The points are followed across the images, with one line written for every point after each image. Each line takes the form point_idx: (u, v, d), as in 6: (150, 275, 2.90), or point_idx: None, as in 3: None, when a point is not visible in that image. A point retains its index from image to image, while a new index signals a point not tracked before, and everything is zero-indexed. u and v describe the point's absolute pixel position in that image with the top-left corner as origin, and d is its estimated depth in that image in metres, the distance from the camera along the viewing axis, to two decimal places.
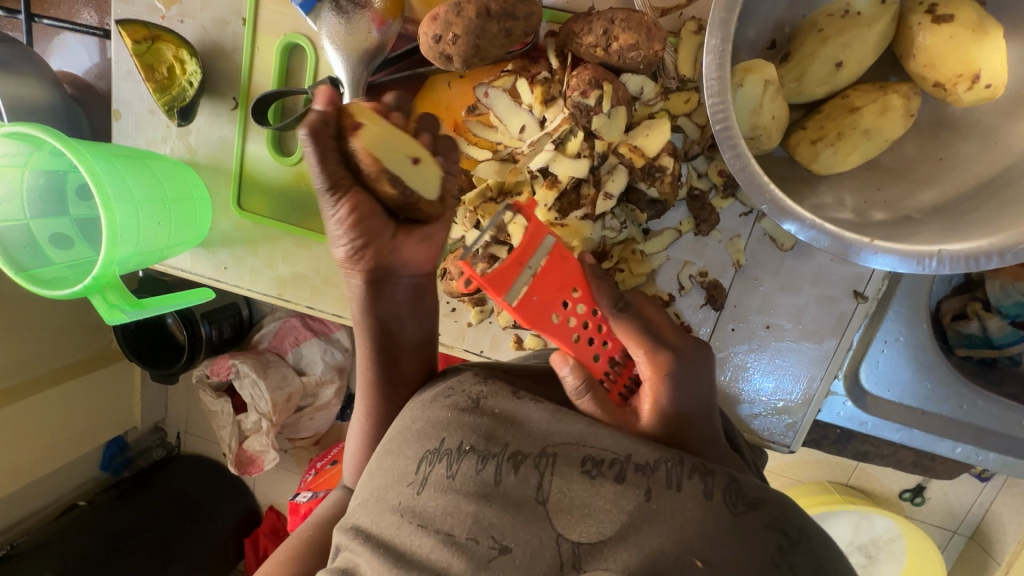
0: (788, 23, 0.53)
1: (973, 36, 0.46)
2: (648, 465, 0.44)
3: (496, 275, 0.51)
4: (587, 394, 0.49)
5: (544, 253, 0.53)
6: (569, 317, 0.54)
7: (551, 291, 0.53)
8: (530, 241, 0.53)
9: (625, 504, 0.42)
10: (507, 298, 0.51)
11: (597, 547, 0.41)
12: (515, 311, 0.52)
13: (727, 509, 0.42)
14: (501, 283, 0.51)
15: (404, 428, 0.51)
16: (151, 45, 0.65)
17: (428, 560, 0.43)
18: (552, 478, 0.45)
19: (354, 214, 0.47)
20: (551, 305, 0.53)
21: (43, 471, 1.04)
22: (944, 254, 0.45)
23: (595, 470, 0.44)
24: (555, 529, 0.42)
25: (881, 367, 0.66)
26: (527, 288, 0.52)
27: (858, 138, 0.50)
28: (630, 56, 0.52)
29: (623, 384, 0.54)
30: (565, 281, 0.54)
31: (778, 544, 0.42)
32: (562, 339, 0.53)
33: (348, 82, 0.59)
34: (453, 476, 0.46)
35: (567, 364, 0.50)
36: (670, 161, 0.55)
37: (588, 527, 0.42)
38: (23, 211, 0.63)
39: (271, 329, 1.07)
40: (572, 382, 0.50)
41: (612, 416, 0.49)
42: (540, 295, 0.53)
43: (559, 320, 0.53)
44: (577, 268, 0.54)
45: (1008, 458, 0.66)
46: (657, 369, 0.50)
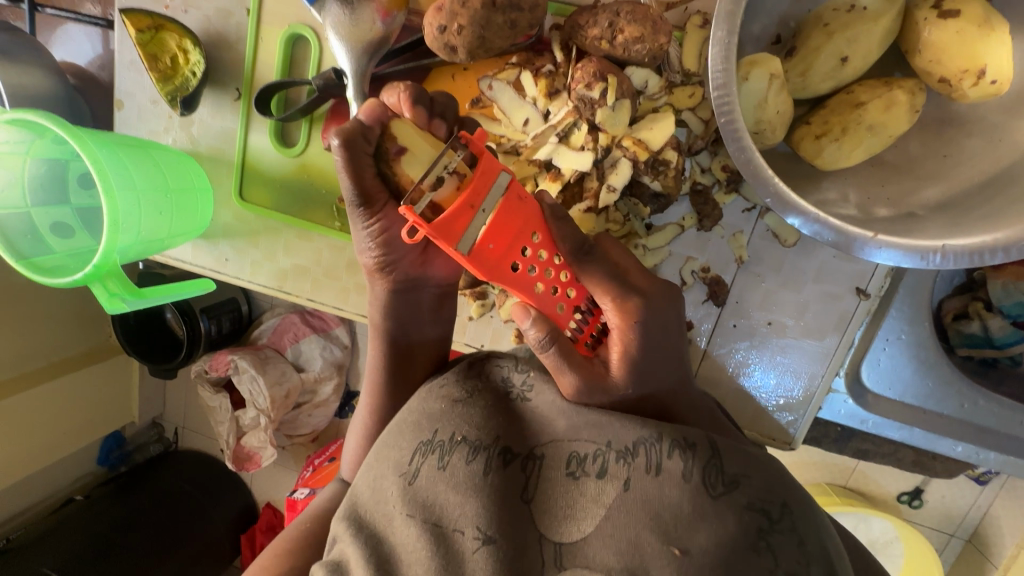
0: (793, 18, 0.53)
1: (980, 32, 0.46)
2: (633, 456, 0.44)
3: (444, 223, 0.42)
4: (553, 349, 0.45)
5: (497, 197, 0.45)
6: (529, 263, 0.48)
7: (507, 237, 0.46)
8: (483, 180, 0.44)
9: (610, 499, 0.42)
10: (460, 248, 0.43)
11: (580, 545, 0.42)
12: (470, 262, 0.44)
13: (705, 491, 0.42)
14: (451, 231, 0.43)
15: (400, 419, 0.51)
16: (155, 35, 0.66)
17: (416, 552, 0.44)
18: (540, 478, 0.45)
19: (383, 231, 0.50)
20: (508, 256, 0.46)
21: (39, 464, 1.04)
22: (948, 249, 0.45)
23: (578, 471, 0.44)
24: (539, 529, 0.43)
25: (882, 365, 0.65)
26: (482, 236, 0.44)
27: (863, 134, 0.50)
28: (635, 49, 0.51)
29: (591, 331, 0.51)
30: (518, 229, 0.47)
31: (758, 527, 0.42)
32: (523, 289, 0.47)
33: (352, 73, 0.59)
34: (444, 468, 0.46)
35: (528, 316, 0.45)
36: (674, 154, 0.55)
37: (570, 528, 0.42)
38: (24, 200, 0.63)
39: (270, 324, 1.07)
40: (535, 337, 0.45)
41: (585, 376, 0.46)
42: (496, 244, 0.45)
43: (518, 271, 0.47)
44: (536, 211, 0.47)
45: (1009, 458, 0.66)
46: (625, 315, 0.48)
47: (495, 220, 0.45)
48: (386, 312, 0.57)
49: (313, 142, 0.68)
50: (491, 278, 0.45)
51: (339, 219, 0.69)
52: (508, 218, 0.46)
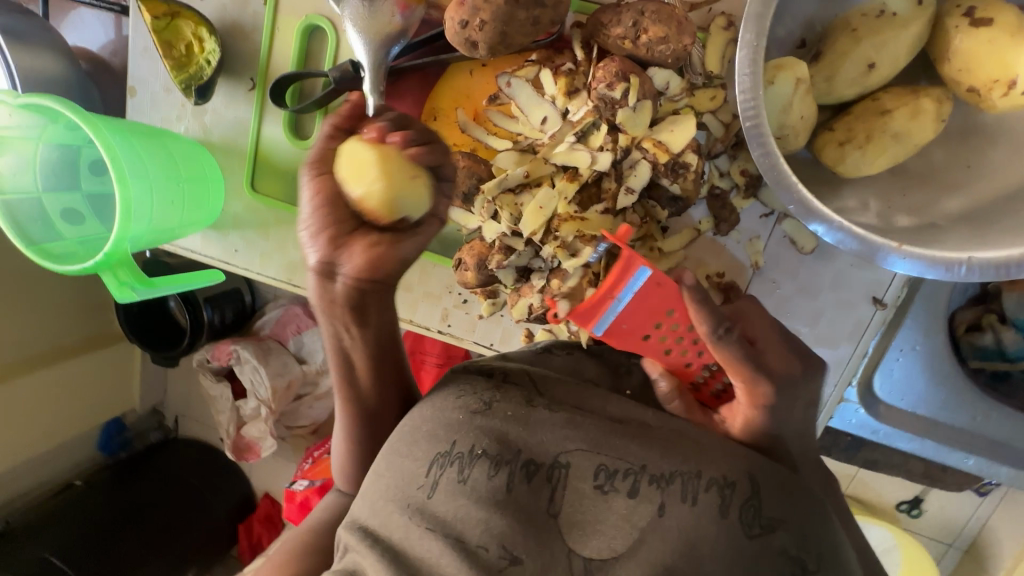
0: (820, 22, 0.52)
1: (1012, 41, 0.45)
2: (666, 483, 0.44)
3: (582, 312, 0.53)
4: (677, 400, 0.54)
5: (636, 288, 0.51)
6: (668, 335, 0.54)
7: (643, 317, 0.53)
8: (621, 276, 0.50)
9: (642, 520, 0.43)
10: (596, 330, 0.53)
11: (611, 564, 0.42)
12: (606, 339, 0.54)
13: (740, 530, 0.42)
14: (587, 318, 0.53)
15: (414, 426, 0.48)
16: (171, 22, 0.65)
17: (434, 567, 0.43)
18: (564, 491, 0.44)
19: (319, 193, 0.48)
20: (641, 333, 0.54)
21: (40, 447, 1.04)
22: (973, 261, 0.44)
23: (607, 486, 0.44)
24: (566, 543, 0.43)
25: (896, 375, 0.65)
26: (621, 319, 0.52)
27: (888, 141, 0.49)
28: (659, 49, 0.51)
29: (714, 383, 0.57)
30: (657, 306, 0.52)
31: (791, 572, 0.42)
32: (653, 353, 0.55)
33: (368, 66, 0.57)
34: (465, 482, 0.44)
35: (659, 372, 0.56)
36: (695, 158, 0.54)
37: (601, 544, 0.42)
38: (35, 184, 0.63)
39: (272, 316, 1.06)
40: (664, 389, 0.55)
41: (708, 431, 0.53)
42: (632, 322, 0.53)
43: (652, 339, 0.54)
44: (673, 291, 0.51)
45: (1018, 472, 0.66)
46: (751, 396, 0.52)
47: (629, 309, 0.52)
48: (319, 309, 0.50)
49: None
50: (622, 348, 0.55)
51: None
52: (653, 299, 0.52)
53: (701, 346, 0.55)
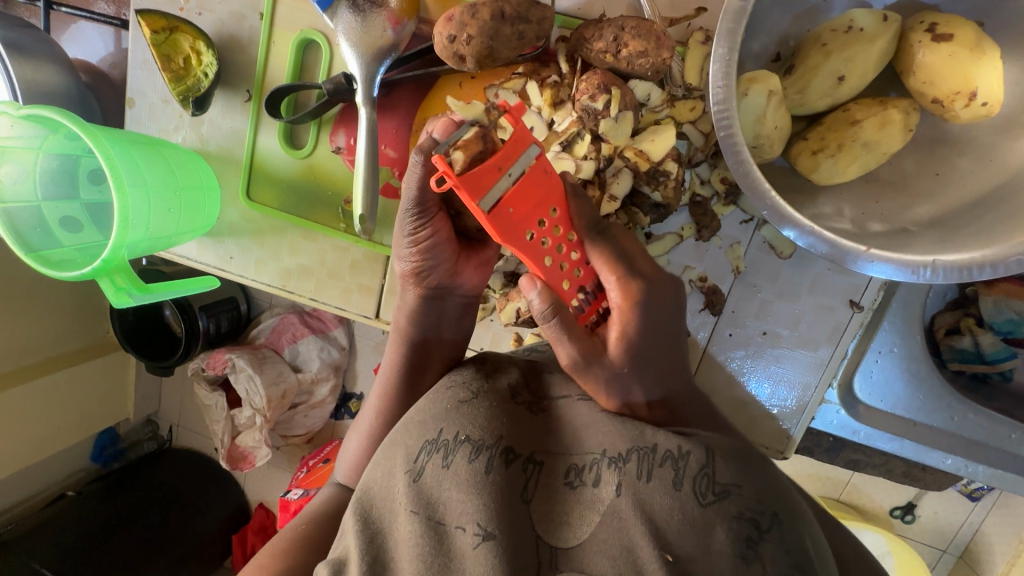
0: (792, 37, 0.55)
1: (971, 55, 0.47)
2: (625, 462, 0.44)
3: (472, 178, 0.44)
4: (554, 319, 0.48)
5: (523, 167, 0.48)
6: (542, 235, 0.50)
7: (527, 206, 0.48)
8: (514, 146, 0.47)
9: (606, 505, 0.43)
10: (481, 205, 0.45)
11: (576, 551, 0.43)
12: (490, 220, 0.46)
13: (694, 499, 0.42)
14: (476, 188, 0.45)
15: (409, 418, 0.52)
16: (170, 36, 0.66)
17: (416, 551, 0.44)
18: (537, 483, 0.46)
19: (432, 236, 0.54)
20: (525, 222, 0.48)
21: (37, 457, 1.04)
22: (938, 264, 0.46)
23: (576, 481, 0.46)
24: (536, 530, 0.44)
25: (874, 377, 0.67)
26: (504, 199, 0.46)
27: (858, 150, 0.51)
28: (639, 63, 0.53)
29: (594, 311, 0.54)
30: (541, 200, 0.50)
31: (747, 537, 0.42)
32: (534, 260, 0.49)
33: (360, 77, 0.60)
34: (449, 466, 0.46)
35: (534, 288, 0.48)
36: (674, 166, 0.56)
37: (569, 534, 0.43)
38: (35, 193, 0.64)
39: (268, 324, 1.08)
40: (539, 307, 0.48)
41: (583, 346, 0.49)
42: (516, 209, 0.48)
43: (534, 238, 0.49)
44: (556, 186, 0.51)
45: (997, 472, 0.67)
46: (628, 296, 0.51)
47: (518, 188, 0.47)
48: (414, 317, 0.60)
49: (321, 145, 0.69)
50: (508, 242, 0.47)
51: (344, 220, 0.71)
52: (531, 189, 0.49)
53: (581, 258, 0.53)
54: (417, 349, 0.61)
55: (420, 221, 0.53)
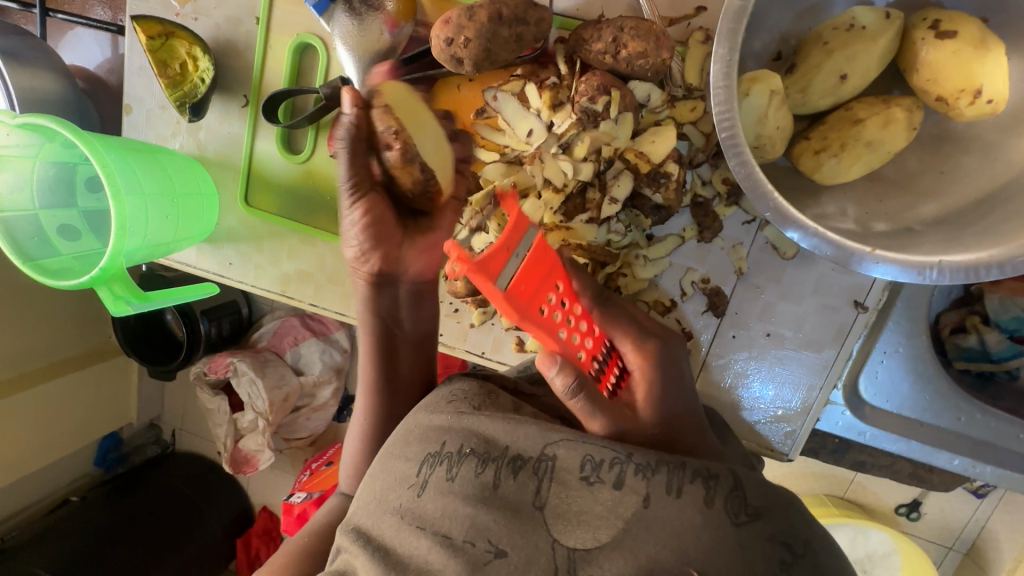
0: (794, 35, 0.54)
1: (976, 52, 0.47)
2: (651, 472, 0.43)
3: (482, 261, 0.45)
4: (580, 395, 0.46)
5: (529, 245, 0.49)
6: (554, 308, 0.51)
7: (536, 283, 0.50)
8: (516, 229, 0.48)
9: (627, 511, 0.42)
10: (497, 284, 0.46)
11: (594, 553, 0.40)
12: (506, 300, 0.46)
13: (726, 518, 0.41)
14: (488, 269, 0.45)
15: (409, 430, 0.52)
16: (167, 42, 0.66)
17: (423, 565, 0.43)
18: (551, 485, 0.44)
19: (366, 215, 0.54)
20: (536, 302, 0.49)
21: (40, 462, 1.04)
22: (944, 265, 0.45)
23: (593, 477, 0.44)
24: (550, 533, 0.42)
25: (880, 378, 0.66)
26: (516, 277, 0.48)
27: (861, 150, 0.51)
28: (638, 64, 0.52)
29: (612, 373, 0.53)
30: (548, 277, 0.51)
31: (780, 558, 0.41)
32: (546, 334, 0.49)
33: (358, 82, 0.59)
34: (452, 479, 0.46)
35: (554, 365, 0.45)
36: (676, 167, 0.56)
37: (585, 535, 0.41)
38: (32, 202, 0.64)
39: (270, 328, 1.07)
40: (562, 385, 0.46)
41: (613, 416, 0.47)
42: (526, 287, 0.49)
43: (546, 313, 0.50)
44: (557, 262, 0.52)
45: (1005, 472, 0.66)
46: (644, 357, 0.54)
47: (527, 267, 0.48)
48: (368, 306, 0.59)
49: (319, 149, 0.68)
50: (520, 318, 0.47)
51: None
52: (538, 264, 0.50)
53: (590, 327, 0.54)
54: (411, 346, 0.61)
55: (354, 197, 0.54)
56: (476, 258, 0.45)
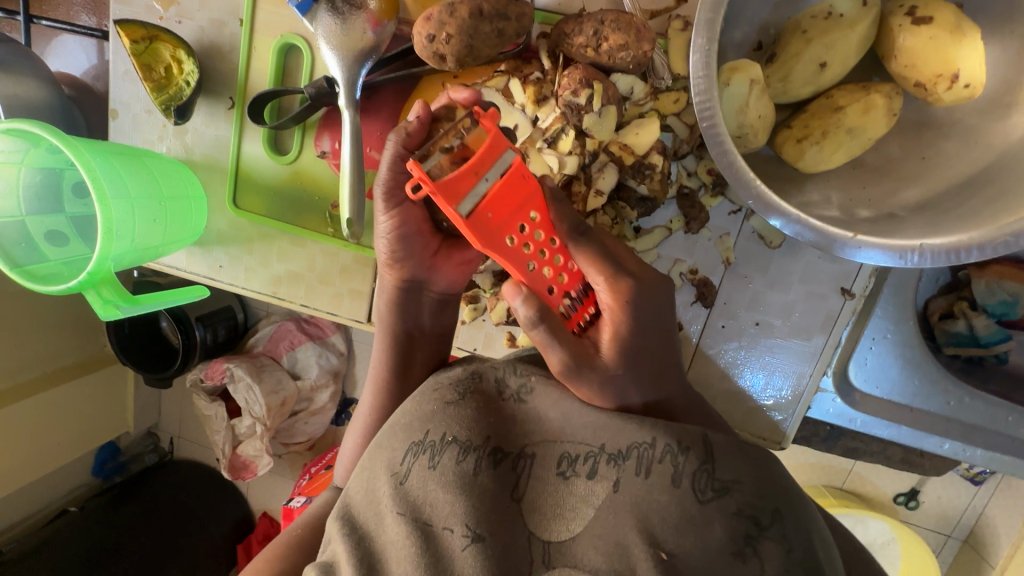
0: (773, 25, 0.54)
1: (952, 38, 0.47)
2: (621, 459, 0.45)
3: (448, 183, 0.44)
4: (542, 326, 0.45)
5: (501, 170, 0.46)
6: (525, 240, 0.47)
7: (507, 210, 0.46)
8: (490, 151, 0.46)
9: (598, 499, 0.44)
10: (458, 210, 0.45)
11: (568, 546, 0.43)
12: (466, 226, 0.45)
13: (692, 496, 0.43)
14: (452, 192, 0.44)
15: (394, 421, 0.52)
16: (149, 45, 0.66)
17: (404, 553, 0.44)
18: (528, 478, 0.47)
19: (399, 227, 0.55)
20: (503, 228, 0.46)
21: (37, 472, 1.03)
22: (925, 248, 0.46)
23: (568, 472, 0.46)
24: (527, 527, 0.45)
25: (869, 364, 0.66)
26: (483, 203, 0.45)
27: (843, 137, 0.51)
28: (620, 56, 0.53)
29: (585, 312, 0.49)
30: (524, 204, 0.47)
31: (745, 533, 0.43)
32: (515, 264, 0.47)
33: (343, 82, 0.60)
34: (435, 468, 0.47)
35: (518, 295, 0.45)
36: (659, 159, 0.56)
37: (560, 528, 0.44)
38: (19, 209, 0.64)
39: (266, 332, 1.07)
40: (524, 315, 0.45)
41: (573, 351, 0.46)
42: (496, 213, 0.46)
43: (515, 244, 0.47)
44: (538, 190, 0.48)
45: (995, 454, 0.67)
46: (617, 297, 0.47)
47: (497, 190, 0.46)
48: (396, 310, 0.60)
49: (306, 150, 0.69)
50: (484, 244, 0.45)
51: (332, 225, 0.70)
52: (513, 191, 0.47)
53: (566, 261, 0.49)
54: (400, 343, 0.61)
55: (389, 207, 0.55)
56: (442, 179, 0.44)
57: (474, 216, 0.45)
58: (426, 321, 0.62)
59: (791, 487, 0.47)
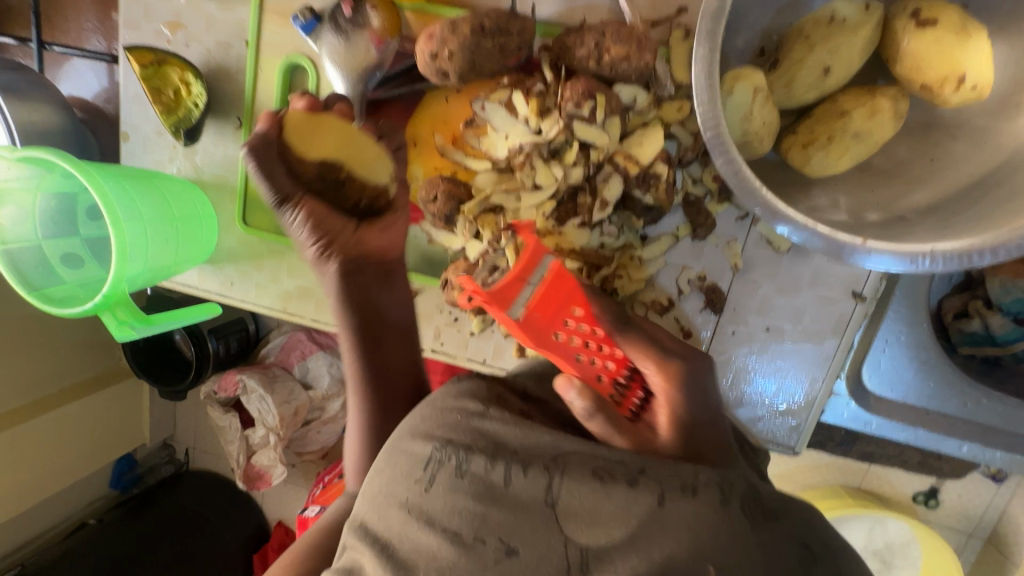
0: (776, 30, 0.54)
1: (957, 39, 0.47)
2: (673, 473, 0.41)
3: (495, 293, 0.56)
4: (599, 415, 0.45)
5: (541, 274, 0.57)
6: (570, 334, 0.58)
7: (551, 310, 0.57)
8: (530, 258, 0.57)
9: (645, 509, 0.39)
10: (509, 315, 0.54)
11: (610, 554, 0.38)
12: (513, 326, 0.54)
13: (748, 520, 0.40)
14: (500, 299, 0.56)
15: (411, 424, 0.47)
16: (158, 69, 0.67)
17: (418, 566, 0.40)
18: (564, 481, 0.41)
19: None
20: (550, 325, 0.57)
21: (57, 487, 1.05)
22: (936, 252, 0.45)
23: (609, 475, 0.41)
24: (563, 534, 0.39)
25: (883, 367, 0.66)
26: (528, 306, 0.56)
27: (848, 141, 0.51)
28: (622, 67, 0.53)
29: (636, 396, 0.53)
30: (566, 302, 0.58)
31: (799, 558, 0.40)
32: (563, 359, 0.55)
33: (352, 100, 0.62)
34: (462, 477, 0.43)
35: (573, 388, 0.45)
36: (665, 168, 0.56)
37: (598, 532, 0.39)
38: (35, 233, 0.65)
39: (277, 343, 1.08)
40: (580, 407, 0.45)
41: (633, 439, 0.45)
42: (541, 315, 0.57)
43: (562, 339, 0.57)
44: (578, 289, 0.57)
45: (1015, 457, 0.66)
46: (667, 377, 0.51)
47: (539, 294, 0.57)
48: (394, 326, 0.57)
49: None
50: (533, 341, 0.50)
51: None
52: (553, 294, 0.57)
53: (612, 349, 0.57)
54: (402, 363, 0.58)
55: None
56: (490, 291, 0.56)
57: (523, 318, 0.56)
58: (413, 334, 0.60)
59: (817, 511, 0.46)
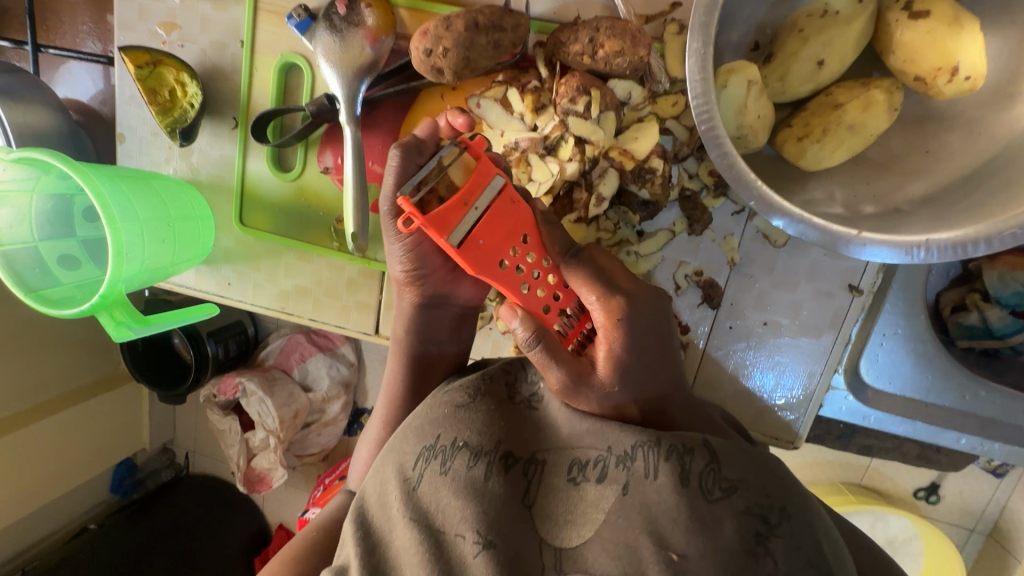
0: (770, 24, 0.54)
1: (950, 30, 0.47)
2: (631, 460, 0.46)
3: (435, 216, 0.45)
4: (540, 346, 0.46)
5: (489, 198, 0.47)
6: (517, 262, 0.49)
7: (496, 236, 0.48)
8: (477, 179, 0.47)
9: (609, 504, 0.45)
10: (450, 240, 0.45)
11: (580, 551, 0.45)
12: (459, 254, 0.46)
13: (703, 496, 0.44)
14: (442, 224, 0.45)
15: (406, 424, 0.53)
16: (154, 69, 0.67)
17: (409, 558, 0.46)
18: (539, 483, 0.48)
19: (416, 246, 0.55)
20: (495, 253, 0.47)
21: (56, 492, 1.05)
22: (931, 243, 0.45)
23: (579, 477, 0.47)
24: (538, 534, 0.46)
25: (881, 360, 0.66)
26: (473, 231, 0.46)
27: (843, 134, 0.51)
28: (616, 62, 0.53)
29: (579, 332, 0.50)
30: (510, 230, 0.49)
31: (755, 531, 0.44)
32: (509, 287, 0.48)
33: (343, 98, 0.60)
34: (446, 473, 0.48)
35: (516, 316, 0.46)
36: (660, 162, 0.56)
37: (570, 534, 0.45)
38: (31, 235, 0.65)
39: (276, 346, 1.08)
40: (522, 335, 0.46)
41: (573, 369, 0.47)
42: (487, 241, 0.47)
43: (507, 267, 0.48)
44: (528, 214, 0.49)
45: (1013, 448, 0.66)
46: (610, 315, 0.48)
47: (485, 218, 0.47)
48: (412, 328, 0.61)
49: (309, 166, 0.69)
50: (482, 273, 0.47)
51: (337, 239, 0.71)
52: (502, 221, 0.48)
53: (559, 280, 0.50)
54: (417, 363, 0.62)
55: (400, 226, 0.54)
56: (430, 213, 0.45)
57: (461, 246, 0.46)
58: (440, 335, 0.62)
59: (787, 481, 0.48)
